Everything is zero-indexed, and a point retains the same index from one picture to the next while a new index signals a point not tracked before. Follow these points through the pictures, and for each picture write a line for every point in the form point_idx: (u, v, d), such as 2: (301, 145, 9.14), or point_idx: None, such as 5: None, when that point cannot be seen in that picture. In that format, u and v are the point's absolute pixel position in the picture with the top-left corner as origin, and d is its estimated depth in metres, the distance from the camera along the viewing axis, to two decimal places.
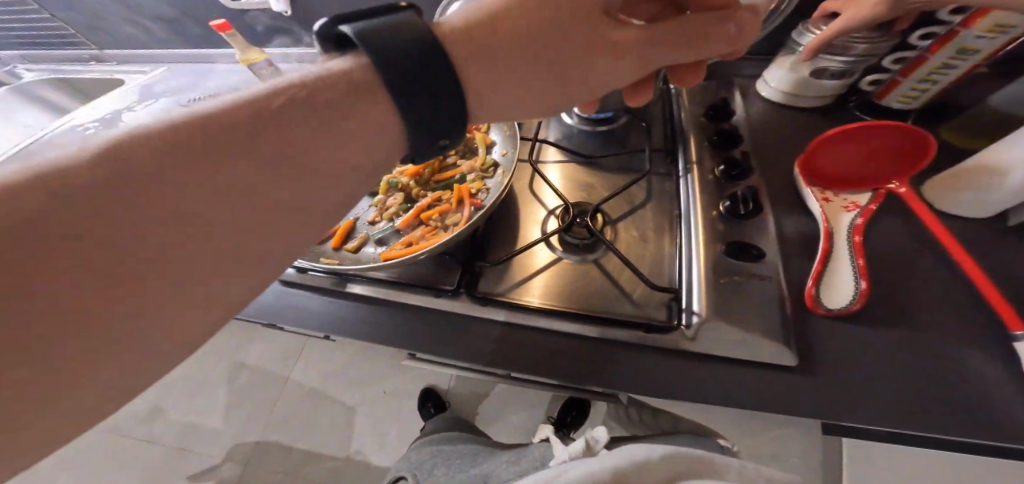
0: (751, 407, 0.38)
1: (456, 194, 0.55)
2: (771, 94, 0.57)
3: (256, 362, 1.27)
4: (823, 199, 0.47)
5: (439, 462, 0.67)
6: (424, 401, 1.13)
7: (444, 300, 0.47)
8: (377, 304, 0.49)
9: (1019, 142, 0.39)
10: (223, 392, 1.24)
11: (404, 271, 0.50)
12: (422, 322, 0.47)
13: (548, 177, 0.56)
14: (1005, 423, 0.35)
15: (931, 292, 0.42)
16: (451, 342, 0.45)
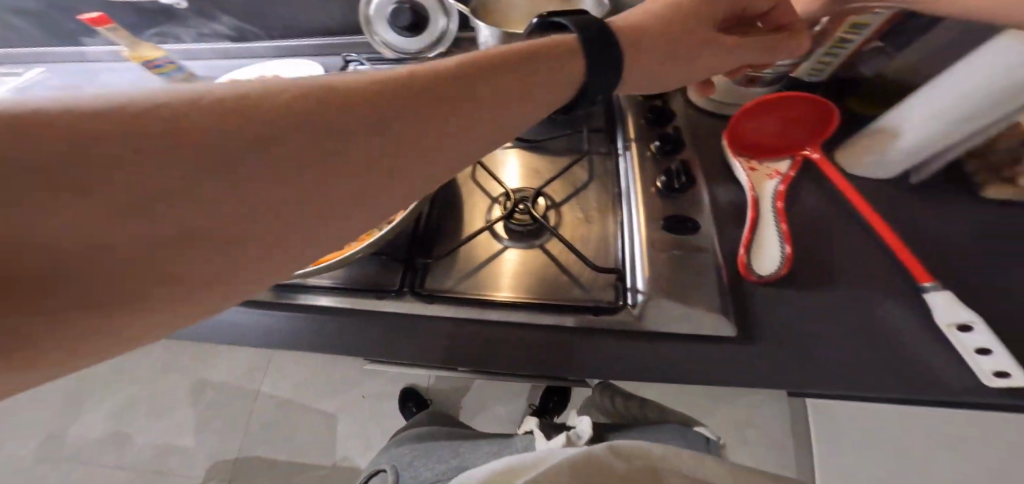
0: (696, 378, 0.39)
1: None
2: (710, 107, 0.55)
3: (218, 380, 1.16)
4: (750, 168, 0.49)
5: (419, 455, 0.59)
6: (405, 402, 1.09)
7: (387, 301, 0.45)
8: (311, 312, 0.46)
9: (903, 108, 0.42)
10: (189, 413, 1.14)
11: (339, 276, 0.47)
12: (364, 327, 0.45)
13: (508, 168, 0.54)
14: (920, 368, 0.38)
15: (847, 251, 0.45)
16: (404, 345, 0.43)
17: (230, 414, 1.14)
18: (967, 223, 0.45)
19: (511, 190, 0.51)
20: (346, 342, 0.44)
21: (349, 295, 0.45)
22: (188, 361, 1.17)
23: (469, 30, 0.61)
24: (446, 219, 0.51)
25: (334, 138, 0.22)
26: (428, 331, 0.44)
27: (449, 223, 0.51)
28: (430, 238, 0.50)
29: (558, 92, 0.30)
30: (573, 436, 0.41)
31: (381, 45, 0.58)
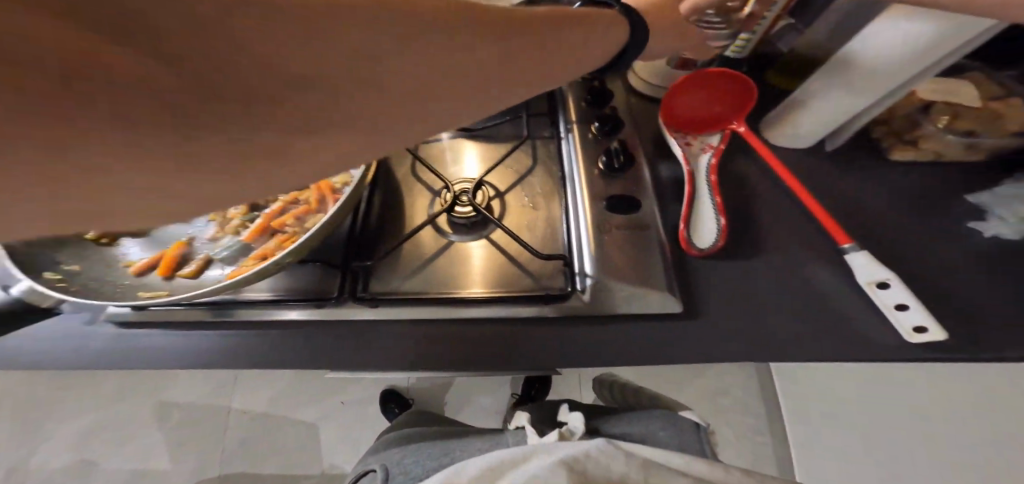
0: (647, 357, 0.41)
1: (315, 191, 0.48)
2: (648, 92, 0.56)
3: (182, 401, 1.09)
4: (685, 143, 0.51)
5: (410, 454, 0.54)
6: (387, 402, 1.07)
7: (327, 308, 0.43)
8: (238, 330, 0.43)
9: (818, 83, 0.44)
10: (156, 436, 1.06)
11: (270, 288, 0.45)
12: (303, 340, 0.43)
13: (468, 158, 0.53)
14: (850, 323, 0.41)
15: (778, 218, 0.47)
16: (348, 354, 0.42)
17: (198, 434, 1.07)
18: (885, 184, 0.47)
19: (452, 182, 0.49)
20: (292, 356, 0.42)
21: (285, 306, 0.43)
22: (146, 383, 1.10)
23: None
24: (388, 219, 0.49)
25: (407, 73, 0.21)
26: (378, 334, 0.43)
27: (392, 222, 0.49)
28: (369, 240, 0.48)
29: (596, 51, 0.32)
30: (566, 432, 0.42)
31: None
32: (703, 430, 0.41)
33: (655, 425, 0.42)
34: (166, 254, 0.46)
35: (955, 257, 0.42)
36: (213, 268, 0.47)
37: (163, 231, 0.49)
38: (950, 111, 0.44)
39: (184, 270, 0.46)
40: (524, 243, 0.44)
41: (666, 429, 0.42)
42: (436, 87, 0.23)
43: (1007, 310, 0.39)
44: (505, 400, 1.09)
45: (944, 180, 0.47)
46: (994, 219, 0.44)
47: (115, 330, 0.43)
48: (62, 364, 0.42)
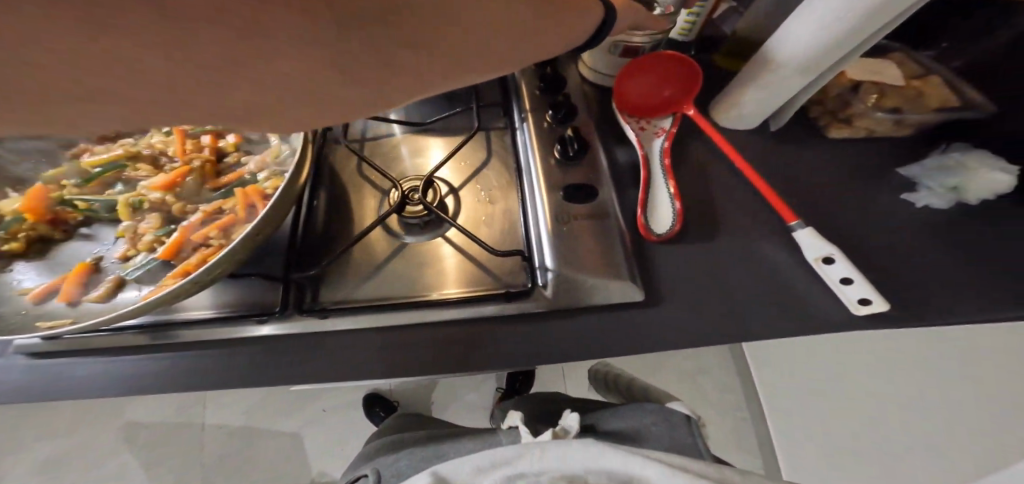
0: (612, 347, 0.41)
1: (242, 199, 0.45)
2: (596, 79, 0.55)
3: (152, 420, 1.05)
4: (639, 128, 0.51)
5: (404, 456, 0.52)
6: (371, 406, 1.05)
7: (267, 323, 0.41)
8: (171, 351, 0.42)
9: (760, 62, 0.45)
10: (127, 460, 1.02)
11: (201, 305, 0.43)
12: (248, 357, 0.41)
13: (434, 157, 0.51)
14: (800, 298, 0.42)
15: (730, 199, 0.48)
16: (299, 367, 0.41)
17: (172, 454, 1.03)
18: (828, 161, 0.49)
19: (401, 181, 0.47)
20: (240, 374, 0.41)
21: (221, 323, 0.41)
22: (110, 406, 1.04)
23: None
24: (336, 224, 0.47)
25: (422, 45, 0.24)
26: (337, 344, 0.42)
27: (339, 227, 0.47)
28: (314, 246, 0.46)
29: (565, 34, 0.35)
30: (560, 433, 0.40)
31: None
32: (694, 423, 0.41)
33: (647, 420, 0.43)
34: (67, 278, 0.42)
35: (893, 229, 0.45)
36: (128, 290, 0.42)
37: (64, 252, 0.45)
38: (877, 89, 0.47)
39: (90, 293, 0.42)
40: (479, 240, 0.43)
41: (659, 425, 0.42)
42: (441, 57, 0.26)
43: (940, 277, 0.42)
44: (491, 394, 1.09)
45: (881, 154, 0.50)
46: (924, 189, 0.46)
47: (27, 362, 0.40)
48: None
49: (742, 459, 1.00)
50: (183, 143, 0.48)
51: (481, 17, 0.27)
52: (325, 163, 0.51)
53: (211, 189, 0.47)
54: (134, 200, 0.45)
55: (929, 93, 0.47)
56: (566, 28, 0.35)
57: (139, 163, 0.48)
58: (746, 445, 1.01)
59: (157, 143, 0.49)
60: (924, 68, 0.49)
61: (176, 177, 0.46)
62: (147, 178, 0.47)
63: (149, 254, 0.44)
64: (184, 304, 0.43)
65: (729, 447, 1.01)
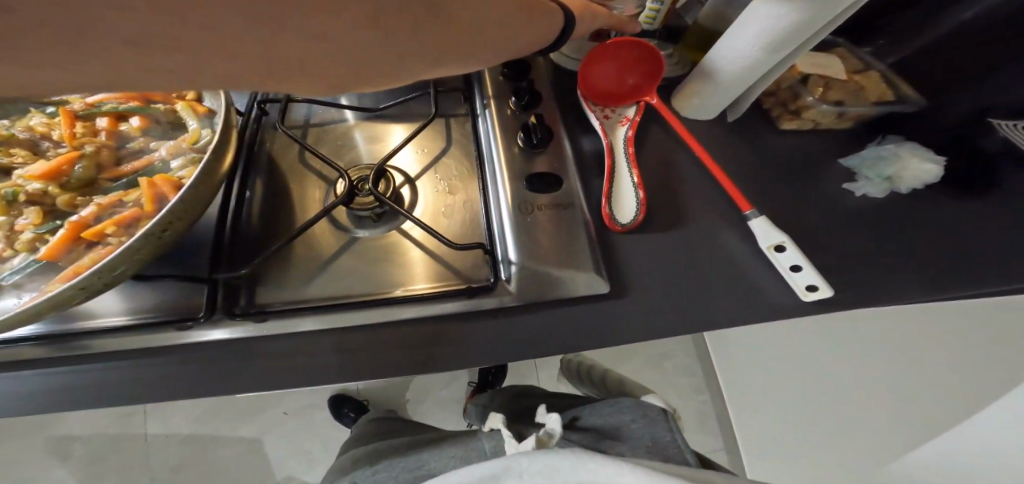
0: (579, 339, 0.40)
1: (148, 191, 0.39)
2: (563, 63, 0.54)
3: (86, 432, 0.96)
4: (603, 116, 0.50)
5: (383, 469, 0.51)
6: (340, 409, 1.02)
7: (199, 329, 0.37)
8: (76, 365, 0.37)
9: (715, 55, 0.45)
10: (59, 476, 0.94)
11: (112, 310, 0.38)
12: (174, 367, 0.37)
13: (391, 142, 0.48)
14: (755, 286, 0.43)
15: (688, 189, 0.48)
16: (239, 376, 0.37)
17: (110, 467, 0.95)
18: (780, 152, 0.51)
19: (353, 172, 0.44)
20: (169, 385, 0.37)
21: (134, 333, 0.37)
22: (38, 419, 0.95)
23: None
24: (275, 218, 0.43)
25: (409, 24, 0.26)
26: (284, 350, 0.38)
27: (278, 221, 0.43)
28: (248, 244, 0.42)
29: (547, 35, 0.38)
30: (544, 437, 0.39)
31: None
32: (670, 416, 0.41)
33: (627, 417, 0.43)
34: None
35: (838, 217, 0.47)
36: (6, 297, 0.36)
37: None
38: (823, 82, 0.49)
39: None
40: (438, 234, 0.40)
41: (638, 422, 0.42)
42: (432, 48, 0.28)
43: (878, 264, 0.44)
44: (466, 389, 1.07)
45: (827, 147, 0.52)
46: (864, 180, 0.49)
47: None
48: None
49: (701, 437, 1.05)
50: (71, 127, 0.42)
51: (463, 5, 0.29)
52: (264, 152, 0.46)
53: (109, 178, 0.41)
54: (7, 191, 0.38)
55: (868, 86, 0.50)
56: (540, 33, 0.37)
57: (13, 148, 0.41)
58: (707, 425, 1.06)
59: (38, 124, 0.42)
60: (863, 63, 0.52)
61: (62, 164, 0.40)
62: (25, 165, 0.40)
63: (30, 255, 0.38)
64: (88, 310, 0.38)
65: (689, 427, 1.05)
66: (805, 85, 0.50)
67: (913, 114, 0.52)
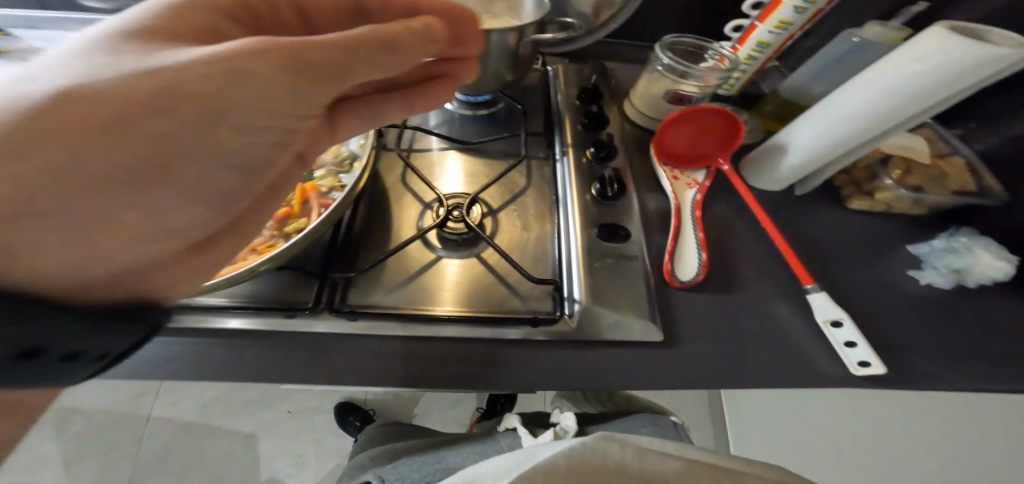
0: (635, 384, 0.42)
1: (298, 193, 0.45)
2: (643, 122, 0.60)
3: (96, 407, 1.01)
4: (672, 177, 0.54)
5: (404, 463, 0.55)
6: (345, 416, 1.05)
7: (298, 320, 0.41)
8: (192, 337, 0.40)
9: (801, 128, 0.48)
10: (56, 448, 0.97)
11: (241, 292, 0.42)
12: (261, 350, 0.40)
13: (450, 164, 0.55)
14: (812, 360, 0.44)
15: (751, 254, 0.51)
16: (312, 370, 0.40)
17: (107, 444, 0.99)
18: (845, 231, 0.53)
19: (445, 195, 0.49)
20: (252, 369, 0.40)
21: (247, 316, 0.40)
22: None
23: None
24: (371, 230, 0.48)
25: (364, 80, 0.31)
26: (361, 349, 0.42)
27: (375, 233, 0.48)
28: (352, 250, 0.46)
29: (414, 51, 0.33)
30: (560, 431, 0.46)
31: None
32: (678, 423, 0.46)
33: (637, 421, 0.46)
34: None
35: (893, 302, 0.47)
36: None
37: None
38: (904, 166, 0.51)
39: None
40: (519, 267, 0.44)
41: (648, 427, 0.44)
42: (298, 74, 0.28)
43: (939, 352, 0.44)
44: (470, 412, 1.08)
45: (891, 231, 0.53)
46: (929, 269, 0.50)
47: None
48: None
49: None
50: None
51: (323, 43, 0.28)
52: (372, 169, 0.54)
53: None
54: None
55: (951, 175, 0.50)
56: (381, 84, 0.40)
57: None
58: None
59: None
60: (949, 148, 0.53)
61: None
62: None
63: None
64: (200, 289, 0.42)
65: None
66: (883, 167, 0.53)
67: (986, 206, 0.53)
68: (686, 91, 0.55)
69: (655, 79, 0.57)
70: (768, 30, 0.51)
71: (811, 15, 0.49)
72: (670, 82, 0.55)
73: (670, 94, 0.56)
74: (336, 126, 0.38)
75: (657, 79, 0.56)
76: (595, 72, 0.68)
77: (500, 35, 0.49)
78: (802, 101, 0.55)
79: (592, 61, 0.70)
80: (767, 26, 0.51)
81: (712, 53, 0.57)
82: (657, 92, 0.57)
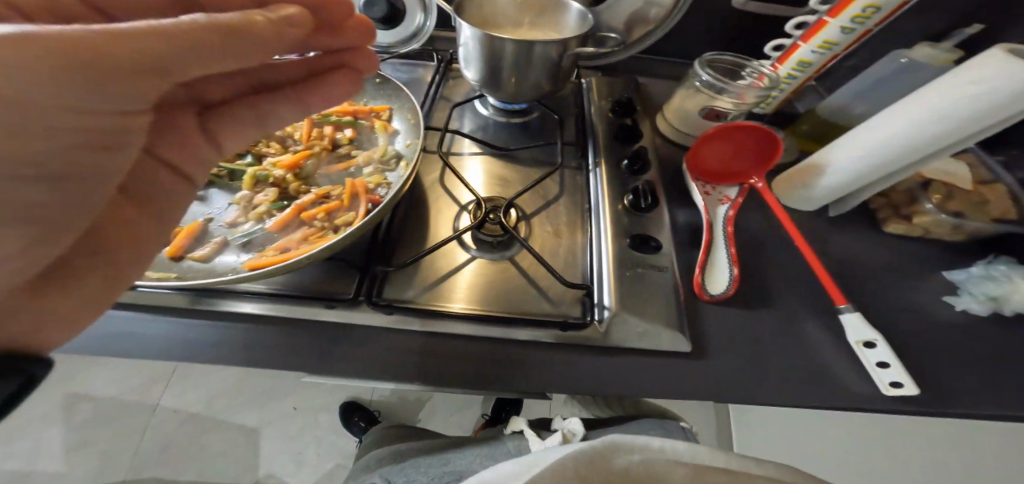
0: (662, 395, 0.41)
1: (349, 189, 0.47)
2: (674, 136, 0.61)
3: (103, 393, 1.01)
4: (705, 192, 0.54)
5: (413, 466, 0.56)
6: (350, 416, 1.04)
7: (337, 311, 0.42)
8: (235, 324, 0.41)
9: (840, 148, 0.49)
10: (57, 435, 0.96)
11: (283, 281, 0.44)
12: (293, 338, 0.41)
13: (468, 170, 0.56)
14: (842, 381, 0.43)
15: (780, 274, 0.51)
16: (343, 360, 0.41)
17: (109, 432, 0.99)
18: (876, 254, 0.52)
19: (483, 198, 0.51)
20: (283, 355, 0.40)
21: (287, 304, 0.42)
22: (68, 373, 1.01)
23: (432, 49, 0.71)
24: (409, 229, 0.50)
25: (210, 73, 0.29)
26: (388, 344, 0.42)
27: (412, 232, 0.50)
28: (390, 246, 0.48)
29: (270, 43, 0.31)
30: (567, 435, 0.47)
31: None
32: (687, 428, 0.46)
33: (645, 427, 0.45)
34: (177, 237, 0.43)
35: (928, 327, 0.47)
36: (228, 254, 0.43)
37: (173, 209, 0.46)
38: (945, 190, 0.51)
39: (192, 253, 0.42)
40: (554, 272, 0.45)
41: (655, 431, 0.44)
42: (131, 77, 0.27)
43: (974, 381, 0.43)
44: (474, 419, 1.07)
45: (925, 258, 0.53)
46: (965, 295, 0.49)
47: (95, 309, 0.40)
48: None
49: None
50: (310, 131, 0.53)
51: (152, 34, 0.26)
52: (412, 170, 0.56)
53: (322, 174, 0.51)
54: (261, 174, 0.48)
55: (994, 202, 0.50)
56: (247, 84, 0.42)
57: (271, 142, 0.53)
58: None
59: (287, 128, 0.55)
60: (991, 175, 0.53)
61: (300, 159, 0.50)
62: (274, 156, 0.51)
63: (257, 224, 0.45)
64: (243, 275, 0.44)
65: None
66: (924, 191, 0.53)
67: None
68: (722, 107, 0.56)
69: (689, 95, 0.58)
70: (811, 51, 0.52)
71: (856, 39, 0.50)
72: (707, 98, 0.56)
73: (705, 111, 0.57)
74: (210, 132, 0.39)
75: (693, 96, 0.58)
76: (627, 86, 0.69)
77: (544, 47, 0.51)
78: (839, 125, 0.57)
79: (625, 76, 0.72)
80: (810, 48, 0.52)
81: (753, 69, 0.58)
82: (693, 107, 0.58)
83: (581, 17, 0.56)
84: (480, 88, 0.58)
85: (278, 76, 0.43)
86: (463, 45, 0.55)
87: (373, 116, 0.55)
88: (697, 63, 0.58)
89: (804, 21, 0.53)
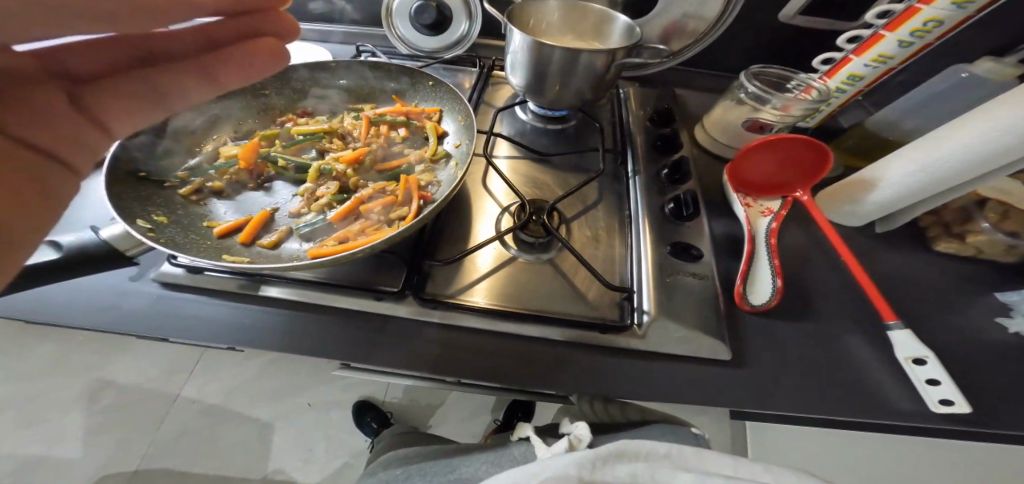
0: (699, 402, 0.41)
1: (403, 185, 0.50)
2: (712, 146, 0.62)
3: (126, 381, 1.03)
4: (747, 204, 0.54)
5: (421, 471, 0.56)
6: (362, 416, 1.05)
7: (384, 303, 0.43)
8: (290, 310, 0.43)
9: (894, 164, 0.48)
10: (81, 419, 0.99)
11: (335, 271, 0.46)
12: (341, 327, 0.43)
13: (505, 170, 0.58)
14: (886, 400, 0.42)
15: (822, 289, 0.50)
16: (386, 350, 0.42)
17: (129, 419, 1.01)
18: (922, 273, 0.52)
19: (527, 201, 0.52)
20: (329, 343, 0.41)
21: (337, 293, 0.43)
22: (93, 359, 1.03)
23: (472, 58, 0.72)
24: (453, 227, 0.51)
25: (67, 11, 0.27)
26: (430, 338, 0.43)
27: (456, 230, 0.51)
28: (435, 242, 0.49)
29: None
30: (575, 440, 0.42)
31: (399, 38, 0.70)
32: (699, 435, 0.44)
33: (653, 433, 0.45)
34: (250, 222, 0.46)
35: (981, 348, 0.46)
36: (293, 242, 0.47)
37: (244, 199, 0.49)
38: (1001, 209, 0.50)
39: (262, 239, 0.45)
40: (597, 274, 0.45)
41: (666, 437, 0.43)
42: None
43: None
44: (484, 424, 1.06)
45: (973, 278, 0.52)
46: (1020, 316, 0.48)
47: (159, 291, 0.41)
48: (65, 320, 0.39)
49: None
50: (367, 129, 0.56)
51: None
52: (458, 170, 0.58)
53: (377, 171, 0.54)
54: (326, 168, 0.51)
55: None
56: (133, 55, 0.41)
57: (333, 138, 0.56)
58: None
59: (347, 125, 0.57)
60: None
61: (360, 155, 0.53)
62: (336, 151, 0.54)
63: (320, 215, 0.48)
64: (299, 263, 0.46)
65: None
66: (980, 210, 0.52)
67: None
68: (766, 120, 0.56)
69: (733, 106, 0.59)
70: (864, 65, 0.52)
71: (911, 54, 0.50)
72: (751, 110, 0.57)
73: (749, 124, 0.58)
74: (93, 113, 0.37)
75: (736, 108, 0.58)
76: (666, 95, 0.70)
77: (591, 56, 0.52)
78: (885, 141, 0.57)
79: (664, 86, 0.73)
80: (863, 61, 0.52)
81: (800, 82, 0.58)
82: (736, 118, 0.58)
83: (627, 29, 0.57)
84: (525, 94, 0.60)
85: (170, 46, 0.41)
86: (513, 52, 0.56)
87: (426, 118, 0.58)
88: (745, 75, 0.59)
89: (856, 35, 0.53)
